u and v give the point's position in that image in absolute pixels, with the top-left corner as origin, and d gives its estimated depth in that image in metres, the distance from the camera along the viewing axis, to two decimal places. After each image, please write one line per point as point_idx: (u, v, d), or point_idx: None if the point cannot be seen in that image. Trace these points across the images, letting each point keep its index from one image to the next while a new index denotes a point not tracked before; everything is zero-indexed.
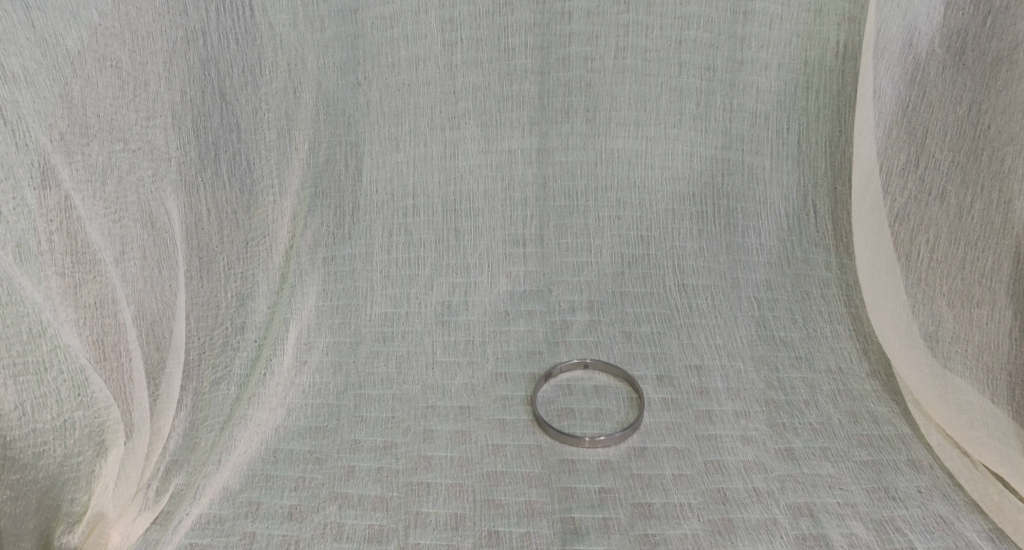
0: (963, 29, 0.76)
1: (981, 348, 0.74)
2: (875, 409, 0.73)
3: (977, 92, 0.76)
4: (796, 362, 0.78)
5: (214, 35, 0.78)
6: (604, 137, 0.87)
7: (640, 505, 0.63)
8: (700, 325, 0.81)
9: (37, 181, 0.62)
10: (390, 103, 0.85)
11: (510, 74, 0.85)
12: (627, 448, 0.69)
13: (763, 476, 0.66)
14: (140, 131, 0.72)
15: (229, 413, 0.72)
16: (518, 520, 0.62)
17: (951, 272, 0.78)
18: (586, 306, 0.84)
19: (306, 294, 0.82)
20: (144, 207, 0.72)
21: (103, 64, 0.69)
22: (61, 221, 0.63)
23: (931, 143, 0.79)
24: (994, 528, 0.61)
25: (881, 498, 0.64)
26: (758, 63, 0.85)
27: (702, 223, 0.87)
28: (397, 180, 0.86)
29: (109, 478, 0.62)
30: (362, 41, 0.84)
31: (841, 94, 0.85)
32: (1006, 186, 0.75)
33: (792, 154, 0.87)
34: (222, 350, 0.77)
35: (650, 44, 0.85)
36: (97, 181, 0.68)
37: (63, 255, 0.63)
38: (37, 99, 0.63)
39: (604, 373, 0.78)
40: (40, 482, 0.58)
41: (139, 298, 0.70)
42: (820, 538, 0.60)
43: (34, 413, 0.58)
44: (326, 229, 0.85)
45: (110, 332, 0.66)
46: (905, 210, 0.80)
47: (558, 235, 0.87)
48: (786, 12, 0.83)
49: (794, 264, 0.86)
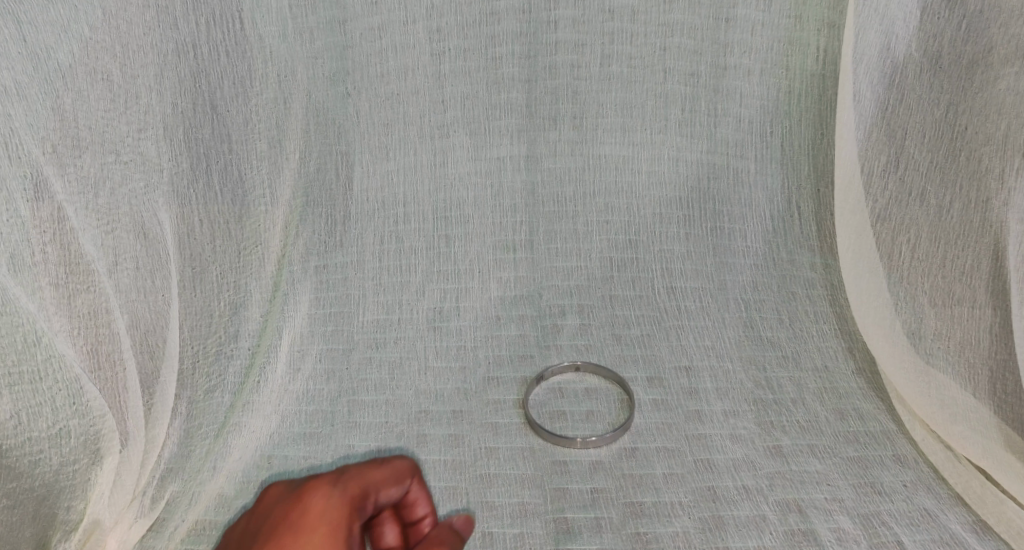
0: (939, 33, 0.77)
1: (963, 344, 0.75)
2: (861, 406, 0.74)
3: (954, 94, 0.77)
4: (783, 361, 0.79)
5: (205, 48, 0.78)
6: (591, 144, 0.89)
7: (632, 505, 0.64)
8: (690, 327, 0.83)
9: (31, 194, 0.66)
10: (379, 113, 0.86)
11: (497, 83, 0.86)
12: (617, 448, 0.70)
13: (752, 473, 0.67)
14: (132, 143, 0.74)
15: (223, 420, 0.73)
16: (511, 521, 0.63)
17: (932, 269, 0.78)
18: (577, 309, 0.85)
19: (298, 301, 0.83)
20: (136, 218, 0.73)
21: (95, 77, 0.70)
22: (54, 233, 0.67)
23: (910, 145, 0.80)
24: (977, 521, 0.62)
25: (868, 493, 0.65)
26: (740, 69, 0.86)
27: (689, 226, 0.89)
28: (389, 189, 0.87)
29: (106, 487, 0.64)
30: (351, 52, 0.84)
31: (823, 98, 0.86)
32: (984, 185, 0.75)
33: (776, 158, 0.89)
34: (215, 358, 0.77)
35: (635, 51, 0.86)
36: (89, 193, 0.70)
37: (57, 266, 0.67)
38: (30, 112, 0.67)
39: (594, 375, 0.79)
40: (37, 490, 0.61)
41: (133, 307, 0.71)
42: (809, 534, 0.61)
43: (31, 421, 0.63)
44: (318, 238, 0.86)
45: (104, 341, 0.68)
46: (886, 210, 0.81)
47: (547, 240, 0.88)
48: (767, 18, 0.85)
49: (780, 265, 0.87)
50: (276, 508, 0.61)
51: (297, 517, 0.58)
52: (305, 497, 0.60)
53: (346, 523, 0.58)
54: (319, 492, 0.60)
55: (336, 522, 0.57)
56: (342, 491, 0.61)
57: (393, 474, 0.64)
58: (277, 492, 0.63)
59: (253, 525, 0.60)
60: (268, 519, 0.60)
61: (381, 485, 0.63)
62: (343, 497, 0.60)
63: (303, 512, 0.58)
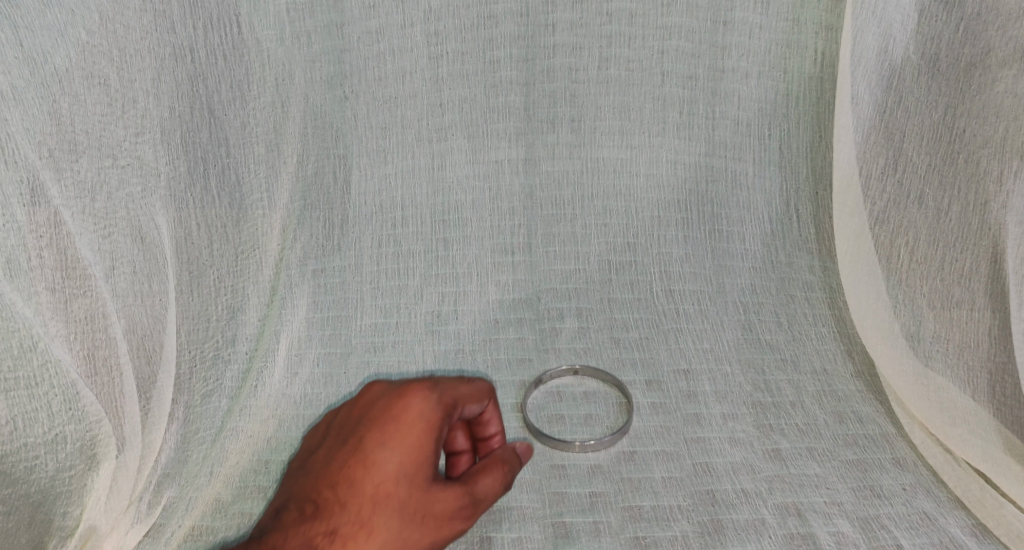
0: (937, 36, 0.76)
1: (962, 346, 0.75)
2: (860, 409, 0.74)
3: (951, 97, 0.77)
4: (782, 364, 0.79)
5: (202, 52, 0.78)
6: (589, 147, 0.89)
7: (630, 509, 0.64)
8: (689, 330, 0.82)
9: (27, 198, 0.68)
10: (378, 116, 0.86)
11: (495, 86, 0.86)
12: (616, 452, 0.70)
13: (751, 476, 0.67)
14: (129, 147, 0.75)
15: (221, 424, 0.72)
16: (509, 525, 0.63)
17: (931, 272, 0.78)
18: (575, 313, 0.84)
19: (297, 305, 0.82)
20: (133, 222, 0.74)
21: (91, 82, 0.72)
22: (49, 238, 0.69)
23: (909, 147, 0.79)
24: (977, 524, 0.62)
25: (867, 497, 0.65)
26: (738, 71, 0.86)
27: (688, 229, 0.89)
28: (386, 192, 0.87)
29: (102, 493, 0.64)
30: (349, 56, 0.84)
31: (821, 100, 0.86)
32: (983, 188, 0.75)
33: (774, 160, 0.88)
34: (212, 363, 0.77)
35: (632, 54, 0.86)
36: (86, 197, 0.72)
37: (54, 270, 0.69)
38: (27, 117, 0.69)
39: (593, 379, 0.78)
40: (34, 496, 0.62)
41: (128, 312, 0.73)
42: (808, 537, 0.61)
43: (26, 427, 0.64)
44: (315, 241, 0.85)
45: (100, 346, 0.69)
46: (885, 212, 0.81)
47: (546, 243, 0.88)
48: (765, 21, 0.85)
49: (778, 268, 0.87)
50: (378, 406, 0.57)
51: (398, 421, 0.55)
52: (404, 403, 0.56)
53: (440, 430, 0.55)
54: (419, 397, 0.56)
55: (424, 437, 0.54)
56: (438, 398, 0.56)
57: (476, 394, 0.60)
58: (377, 392, 0.59)
59: (355, 414, 0.59)
60: (367, 417, 0.57)
61: (468, 399, 0.59)
62: (439, 407, 0.56)
63: (400, 419, 0.55)
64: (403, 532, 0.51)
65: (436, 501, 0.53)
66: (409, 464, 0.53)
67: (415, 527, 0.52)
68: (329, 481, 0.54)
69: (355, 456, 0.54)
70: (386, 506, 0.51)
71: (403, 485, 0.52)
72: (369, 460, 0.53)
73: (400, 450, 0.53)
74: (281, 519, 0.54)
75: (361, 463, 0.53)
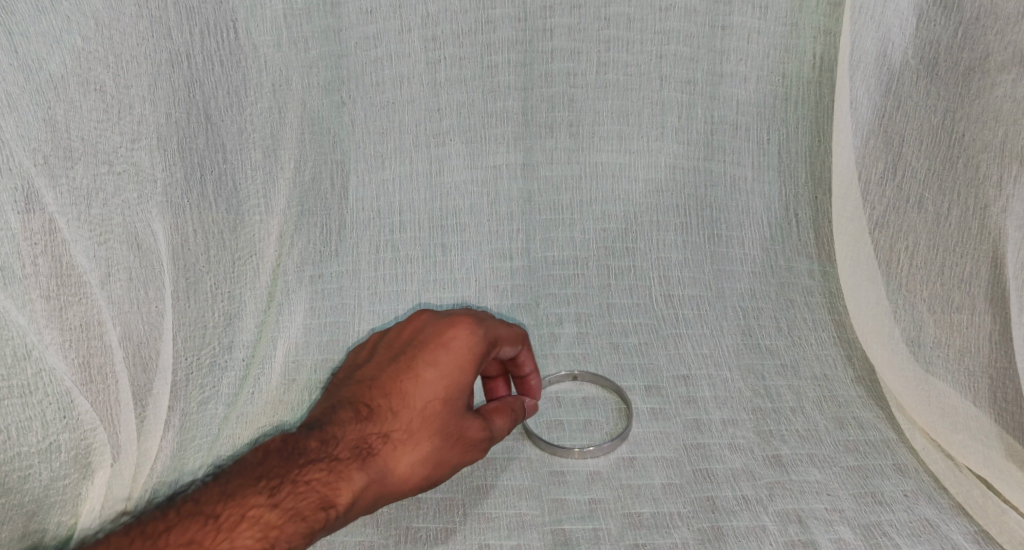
0: (935, 40, 0.77)
1: (962, 352, 0.74)
2: (861, 415, 0.73)
3: (951, 101, 0.77)
4: (782, 369, 0.78)
5: (199, 58, 0.78)
6: (587, 151, 0.89)
7: (629, 516, 0.63)
8: (687, 335, 0.82)
9: (21, 206, 0.67)
10: (376, 121, 0.86)
11: (494, 91, 0.86)
12: (615, 458, 0.69)
13: (751, 483, 0.66)
14: (125, 153, 0.74)
15: (217, 433, 0.71)
16: (507, 533, 0.62)
17: (930, 277, 0.78)
18: (574, 318, 0.84)
19: (293, 311, 0.82)
20: (129, 229, 0.73)
21: (87, 87, 0.71)
22: (46, 244, 0.68)
23: (908, 151, 0.79)
24: (980, 531, 0.61)
25: (868, 503, 0.64)
26: (737, 76, 0.86)
27: (686, 234, 0.89)
28: (384, 198, 0.87)
29: (97, 501, 0.62)
30: (346, 61, 0.84)
31: (819, 104, 0.86)
32: (983, 193, 0.75)
33: (773, 165, 0.88)
34: (209, 369, 0.75)
35: (630, 59, 0.86)
36: (82, 204, 0.70)
37: (48, 278, 0.67)
38: (20, 125, 0.67)
39: (592, 384, 0.78)
40: (27, 506, 0.61)
41: (125, 320, 0.71)
42: (809, 544, 0.60)
43: (21, 436, 0.63)
44: (314, 247, 0.85)
45: (96, 354, 0.68)
46: (884, 217, 0.81)
47: (544, 249, 0.88)
48: (763, 25, 0.85)
49: (778, 273, 0.87)
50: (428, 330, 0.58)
51: (446, 346, 0.57)
52: (453, 330, 0.57)
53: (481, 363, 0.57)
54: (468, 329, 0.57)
55: (469, 365, 0.56)
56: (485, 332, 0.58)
57: (514, 337, 0.61)
58: (425, 319, 0.60)
59: (401, 336, 0.60)
60: (416, 339, 0.58)
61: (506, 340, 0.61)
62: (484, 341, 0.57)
63: (448, 345, 0.56)
64: (442, 450, 0.55)
65: (470, 427, 0.57)
66: (453, 390, 0.56)
67: (451, 447, 0.56)
68: (380, 389, 0.57)
69: (404, 371, 0.57)
70: (431, 423, 0.55)
71: (447, 407, 0.55)
72: (417, 376, 0.56)
73: (446, 375, 0.56)
74: (333, 416, 0.56)
75: (410, 378, 0.56)
